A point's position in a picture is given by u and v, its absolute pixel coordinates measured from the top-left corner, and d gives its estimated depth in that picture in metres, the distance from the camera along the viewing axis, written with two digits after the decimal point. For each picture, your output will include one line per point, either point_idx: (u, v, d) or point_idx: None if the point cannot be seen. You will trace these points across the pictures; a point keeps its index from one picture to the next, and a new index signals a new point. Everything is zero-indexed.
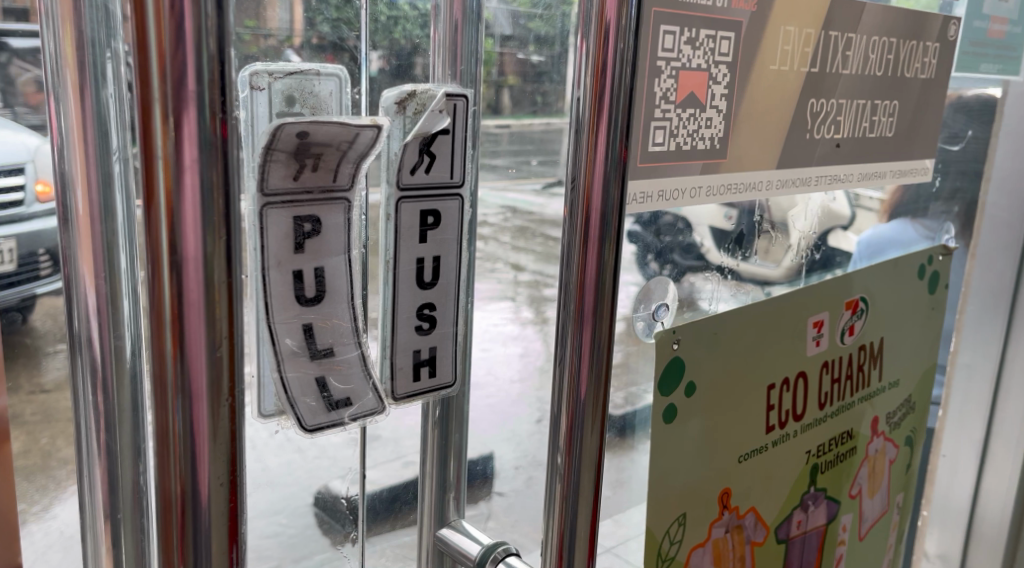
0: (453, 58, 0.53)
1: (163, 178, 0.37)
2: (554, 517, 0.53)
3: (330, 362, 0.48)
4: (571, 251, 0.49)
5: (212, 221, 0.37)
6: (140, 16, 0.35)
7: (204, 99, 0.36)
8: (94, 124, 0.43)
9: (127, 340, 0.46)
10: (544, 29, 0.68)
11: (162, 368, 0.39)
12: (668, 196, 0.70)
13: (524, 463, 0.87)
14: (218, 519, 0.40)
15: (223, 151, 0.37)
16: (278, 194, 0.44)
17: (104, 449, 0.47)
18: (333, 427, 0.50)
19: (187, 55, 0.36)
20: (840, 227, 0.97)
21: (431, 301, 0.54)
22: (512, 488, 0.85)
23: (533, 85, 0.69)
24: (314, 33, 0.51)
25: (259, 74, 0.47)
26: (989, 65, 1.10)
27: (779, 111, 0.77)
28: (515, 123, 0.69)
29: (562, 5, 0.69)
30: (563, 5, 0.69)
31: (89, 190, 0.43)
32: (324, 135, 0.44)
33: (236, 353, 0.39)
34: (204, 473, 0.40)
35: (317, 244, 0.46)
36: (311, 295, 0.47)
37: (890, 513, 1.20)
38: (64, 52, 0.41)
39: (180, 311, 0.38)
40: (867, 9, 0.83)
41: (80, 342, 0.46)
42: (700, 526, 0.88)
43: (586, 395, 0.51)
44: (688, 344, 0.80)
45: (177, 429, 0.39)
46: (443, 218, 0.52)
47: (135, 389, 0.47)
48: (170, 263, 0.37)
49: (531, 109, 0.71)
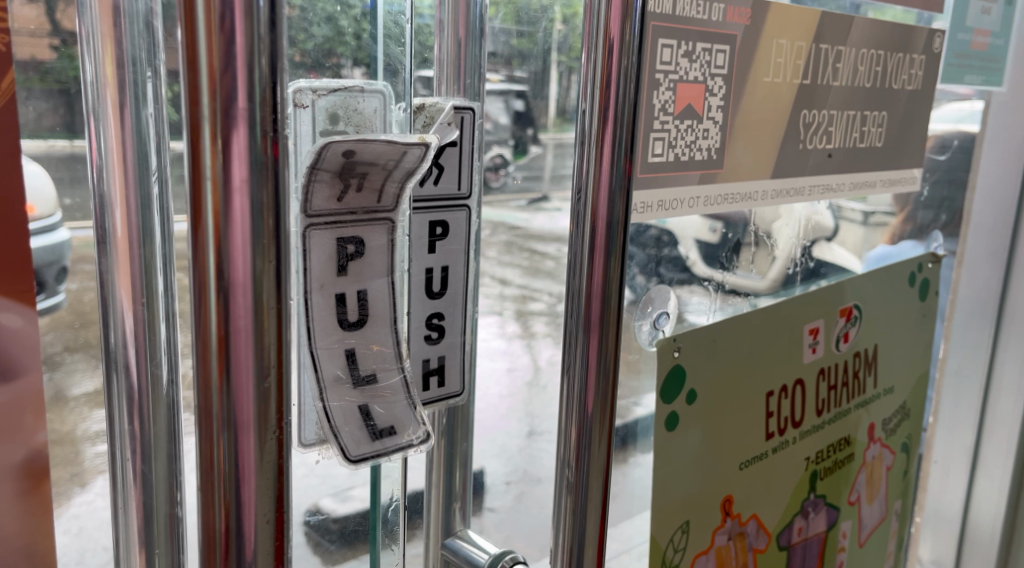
0: (458, 73, 0.54)
1: (211, 200, 0.34)
2: (564, 531, 0.53)
3: (374, 390, 0.46)
4: (578, 260, 0.49)
5: (262, 244, 0.35)
6: (190, 29, 0.33)
7: (255, 118, 0.33)
8: (134, 143, 0.42)
9: (163, 368, 0.45)
10: (527, 46, 0.68)
11: (207, 397, 0.36)
12: (667, 206, 0.72)
13: (514, 480, 0.86)
14: (263, 558, 0.37)
15: (275, 172, 0.34)
16: (321, 215, 0.42)
17: (141, 480, 0.45)
18: (384, 455, 0.48)
19: (238, 73, 0.33)
20: (823, 238, 0.98)
21: (440, 310, 0.55)
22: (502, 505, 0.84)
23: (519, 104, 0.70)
24: (296, 51, 0.47)
25: (303, 91, 0.46)
26: (973, 77, 1.12)
27: (771, 122, 0.79)
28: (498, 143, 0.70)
29: (545, 21, 0.69)
30: (546, 21, 0.69)
31: (128, 211, 0.42)
32: (370, 153, 0.41)
33: (284, 383, 0.36)
34: (250, 509, 0.37)
35: (360, 266, 0.44)
36: (354, 319, 0.45)
37: (889, 520, 1.21)
38: (104, 74, 0.41)
39: (227, 340, 0.35)
40: (855, 21, 0.85)
41: (115, 365, 0.45)
42: (702, 533, 0.89)
43: (594, 410, 0.51)
44: (689, 353, 0.81)
45: (222, 463, 0.36)
46: (450, 229, 0.53)
47: (172, 414, 0.45)
48: (218, 287, 0.35)
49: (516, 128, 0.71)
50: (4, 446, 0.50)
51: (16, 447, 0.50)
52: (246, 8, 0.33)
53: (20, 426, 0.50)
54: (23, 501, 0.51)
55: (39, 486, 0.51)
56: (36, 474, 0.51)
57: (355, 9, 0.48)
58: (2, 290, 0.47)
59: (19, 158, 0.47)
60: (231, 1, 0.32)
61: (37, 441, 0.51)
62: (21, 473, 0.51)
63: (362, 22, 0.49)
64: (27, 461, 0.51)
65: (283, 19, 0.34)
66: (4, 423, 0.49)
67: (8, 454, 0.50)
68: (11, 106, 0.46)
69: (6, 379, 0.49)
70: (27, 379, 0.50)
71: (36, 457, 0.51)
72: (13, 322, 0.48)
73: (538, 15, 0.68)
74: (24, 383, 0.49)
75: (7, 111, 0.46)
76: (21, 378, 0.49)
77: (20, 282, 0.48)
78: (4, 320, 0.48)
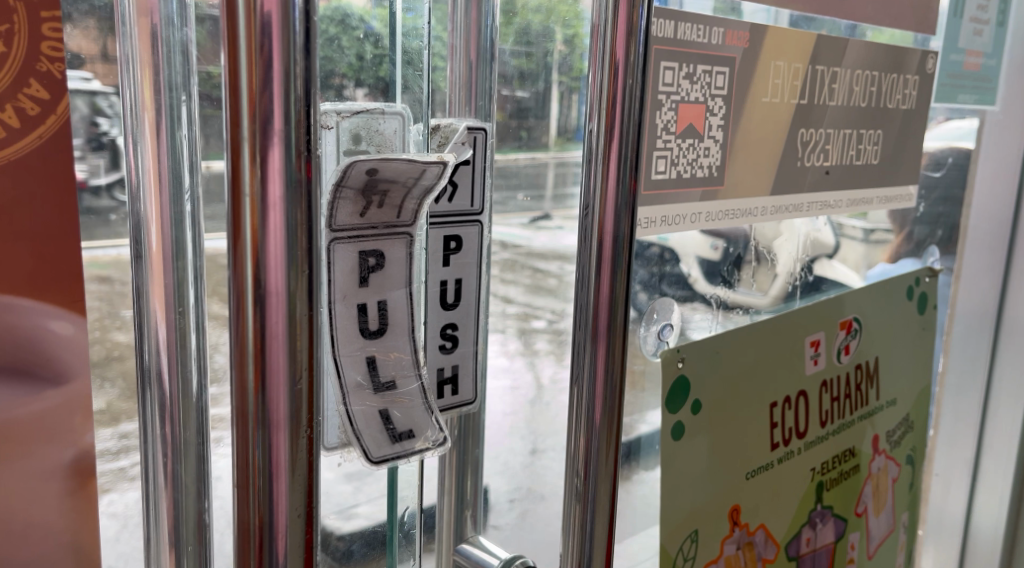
0: (470, 95, 0.56)
1: (249, 217, 0.37)
2: (572, 540, 0.55)
3: (393, 396, 0.49)
4: (585, 274, 0.51)
5: (296, 258, 0.37)
6: (232, 56, 0.35)
7: (290, 139, 0.36)
8: (169, 164, 0.44)
9: (193, 376, 0.47)
10: (528, 66, 0.71)
11: (243, 400, 0.38)
12: (670, 221, 0.74)
13: (518, 495, 0.87)
14: (294, 552, 0.40)
15: (308, 190, 0.37)
16: (345, 230, 0.44)
17: (171, 480, 0.47)
18: (402, 457, 0.50)
19: (275, 95, 0.36)
20: (824, 255, 1.01)
21: (454, 321, 0.57)
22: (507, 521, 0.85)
23: (516, 121, 0.71)
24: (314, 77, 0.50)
25: (329, 113, 0.49)
26: (965, 97, 1.16)
27: (770, 140, 0.82)
28: (500, 158, 0.71)
29: (544, 44, 0.71)
30: (545, 44, 0.72)
31: (163, 228, 0.44)
32: (391, 171, 0.44)
33: (315, 387, 0.39)
34: (282, 506, 0.39)
35: (380, 278, 0.46)
36: (374, 328, 0.47)
37: (896, 533, 1.23)
38: (142, 98, 0.43)
39: (263, 343, 0.38)
40: (850, 44, 0.87)
41: (150, 376, 0.47)
42: (711, 542, 0.91)
43: (600, 424, 0.52)
44: (694, 364, 0.84)
45: (257, 461, 0.39)
46: (464, 243, 0.56)
47: (201, 421, 0.47)
48: (255, 297, 0.37)
49: (516, 144, 0.72)
50: (52, 445, 0.52)
51: (64, 446, 0.53)
52: (283, 36, 0.35)
53: (69, 426, 0.53)
54: (71, 498, 0.54)
55: (85, 484, 0.54)
56: (82, 474, 0.54)
57: (358, 32, 0.50)
58: (55, 299, 0.51)
59: (74, 180, 0.50)
60: (270, 30, 0.35)
61: (84, 442, 0.53)
62: (68, 472, 0.53)
63: (366, 45, 0.51)
64: (74, 460, 0.53)
65: (316, 42, 0.36)
66: (52, 425, 0.52)
67: (56, 453, 0.53)
68: (67, 134, 0.49)
69: (57, 382, 0.52)
70: (76, 381, 0.53)
71: (84, 457, 0.54)
72: (64, 329, 0.52)
73: (537, 38, 0.71)
74: (73, 386, 0.52)
75: (60, 135, 0.49)
76: (72, 382, 0.52)
77: (71, 292, 0.51)
78: (58, 327, 0.51)
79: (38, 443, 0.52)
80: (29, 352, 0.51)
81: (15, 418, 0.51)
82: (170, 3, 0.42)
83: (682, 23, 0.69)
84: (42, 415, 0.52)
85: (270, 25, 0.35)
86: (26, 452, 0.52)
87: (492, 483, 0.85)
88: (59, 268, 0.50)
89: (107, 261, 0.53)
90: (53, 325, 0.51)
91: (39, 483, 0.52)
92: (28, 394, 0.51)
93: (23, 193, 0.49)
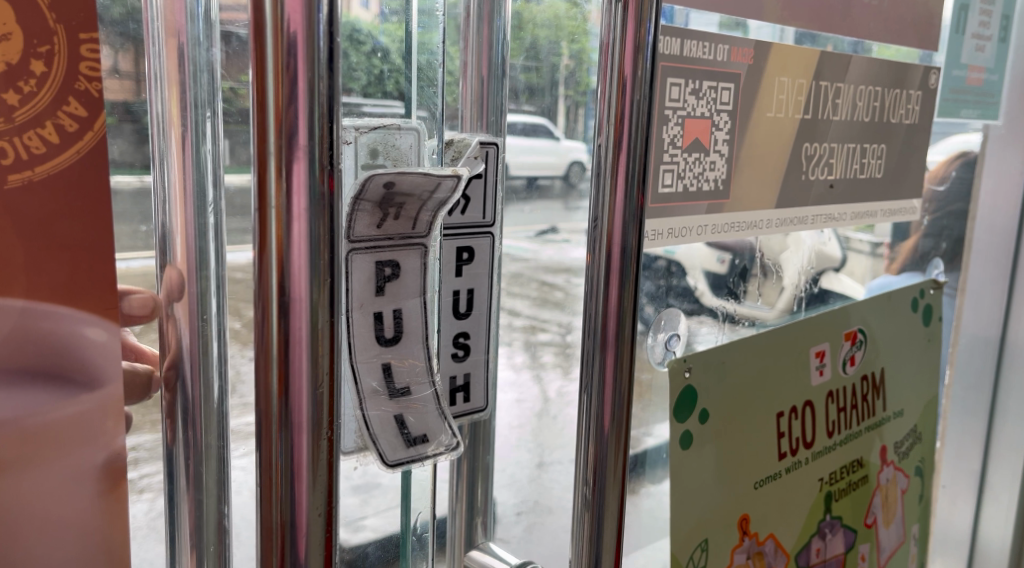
0: (482, 111, 0.58)
1: (275, 227, 0.38)
2: (581, 544, 0.56)
3: (408, 401, 0.50)
4: (594, 285, 0.52)
5: (318, 269, 0.39)
6: (260, 77, 0.37)
7: (313, 155, 0.38)
8: (194, 176, 0.47)
9: (214, 381, 0.50)
10: (536, 80, 0.73)
11: (267, 402, 0.40)
12: (676, 233, 0.76)
13: (525, 509, 0.87)
14: (315, 548, 0.41)
15: (330, 203, 0.39)
16: (362, 241, 0.46)
17: (194, 481, 0.51)
18: (416, 461, 0.52)
19: (300, 112, 0.37)
20: (832, 268, 1.03)
21: (465, 330, 0.59)
22: (515, 534, 0.86)
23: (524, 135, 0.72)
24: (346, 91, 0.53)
25: (347, 129, 0.50)
26: (967, 111, 1.17)
27: (774, 154, 0.84)
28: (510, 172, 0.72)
29: (551, 58, 0.73)
30: (552, 58, 0.73)
31: (188, 238, 0.48)
32: (408, 184, 0.45)
33: (335, 391, 0.40)
34: (304, 506, 0.41)
35: (396, 287, 0.48)
36: (390, 336, 0.49)
37: (908, 544, 1.23)
38: (171, 114, 0.46)
39: (287, 350, 0.39)
40: (853, 60, 0.89)
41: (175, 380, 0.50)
42: (722, 552, 0.92)
43: (609, 434, 0.54)
44: (700, 375, 0.85)
45: (279, 463, 0.40)
46: (475, 254, 0.58)
47: (222, 426, 0.51)
48: (279, 304, 0.39)
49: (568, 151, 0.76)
50: (84, 450, 0.50)
51: (94, 448, 0.50)
52: (308, 54, 0.37)
53: (99, 430, 0.50)
54: (102, 502, 0.51)
55: (117, 485, 0.52)
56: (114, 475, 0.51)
57: (366, 47, 0.53)
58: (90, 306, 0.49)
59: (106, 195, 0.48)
60: (296, 50, 0.37)
61: (115, 444, 0.51)
62: (99, 473, 0.51)
63: (374, 59, 0.54)
64: (107, 463, 0.51)
65: (338, 59, 0.38)
66: (77, 432, 0.50)
67: (86, 455, 0.50)
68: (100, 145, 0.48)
69: (91, 387, 0.50)
70: (110, 385, 0.50)
71: (116, 459, 0.51)
72: (98, 337, 0.49)
73: (546, 52, 0.73)
74: (106, 391, 0.50)
75: (98, 151, 0.48)
76: (104, 386, 0.50)
77: (106, 299, 0.49)
78: (91, 333, 0.49)
79: (68, 449, 0.50)
80: (58, 359, 0.49)
81: (46, 422, 0.49)
82: (197, 23, 0.46)
83: (688, 40, 0.71)
84: (70, 422, 0.50)
85: (296, 45, 0.37)
86: (57, 456, 0.50)
87: (499, 497, 0.84)
88: (95, 275, 0.49)
89: None
90: (87, 333, 0.49)
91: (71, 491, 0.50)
92: (59, 400, 0.49)
93: (59, 206, 0.47)
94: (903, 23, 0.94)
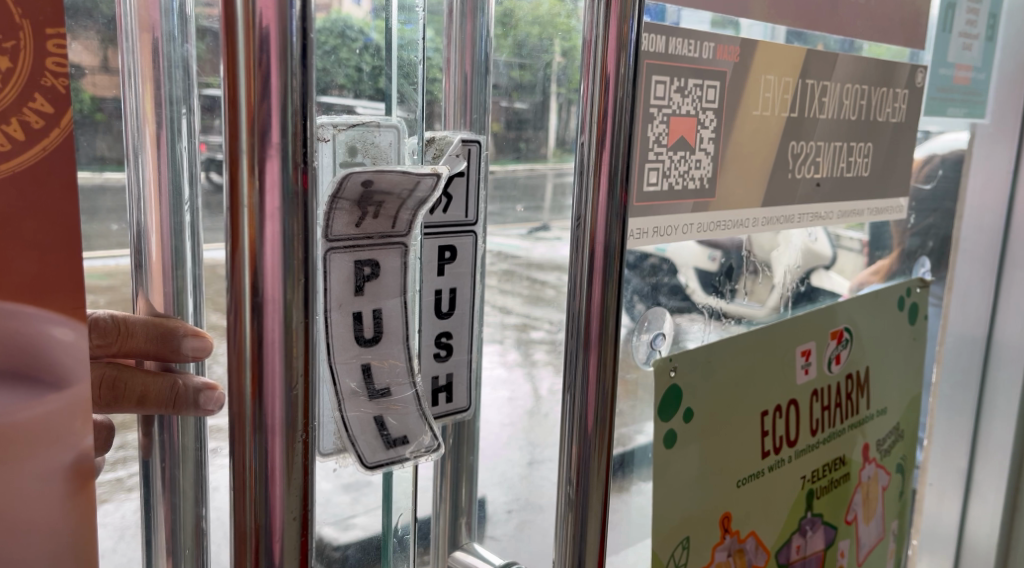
0: (465, 109, 0.57)
1: (248, 227, 0.38)
2: (563, 546, 0.55)
3: (388, 402, 0.50)
4: (577, 285, 0.52)
5: (292, 268, 0.38)
6: (232, 73, 0.37)
7: (287, 152, 0.37)
8: (169, 174, 0.48)
9: (191, 367, 0.51)
10: (526, 77, 0.72)
11: (240, 404, 0.39)
12: (661, 232, 0.75)
13: (515, 507, 0.86)
14: (290, 553, 0.40)
15: (304, 201, 0.38)
16: (341, 240, 0.45)
17: (169, 484, 0.51)
18: (395, 463, 0.51)
19: (273, 107, 0.37)
20: (821, 266, 1.02)
21: (448, 330, 0.58)
22: (504, 533, 0.85)
23: (515, 132, 0.72)
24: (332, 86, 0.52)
25: (324, 126, 0.50)
26: (954, 110, 1.17)
27: (761, 152, 0.83)
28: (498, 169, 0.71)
29: (544, 57, 0.72)
30: (545, 57, 0.73)
31: (163, 236, 0.48)
32: (386, 183, 0.45)
33: (310, 393, 0.40)
34: (277, 508, 0.40)
35: (376, 287, 0.47)
36: (369, 336, 0.48)
37: (886, 540, 1.23)
38: (145, 111, 0.47)
39: (260, 351, 0.39)
40: (839, 59, 0.89)
41: None
42: (703, 549, 0.91)
43: (593, 434, 0.53)
44: (685, 373, 0.85)
45: (252, 465, 0.40)
46: (458, 253, 0.57)
47: (199, 427, 0.51)
48: (252, 304, 0.38)
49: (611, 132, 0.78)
50: (49, 454, 0.44)
51: (63, 448, 0.44)
52: (281, 50, 0.36)
53: (68, 428, 0.44)
54: (70, 507, 0.45)
55: (85, 487, 0.45)
56: (81, 477, 0.45)
57: (357, 44, 0.52)
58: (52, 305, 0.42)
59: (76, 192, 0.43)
60: (268, 45, 0.36)
61: (84, 446, 0.45)
62: (67, 474, 0.45)
63: (365, 55, 0.53)
64: (74, 465, 0.45)
65: (313, 56, 0.37)
66: (43, 434, 0.44)
67: (54, 455, 0.44)
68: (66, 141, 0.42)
69: (57, 389, 0.43)
70: (78, 385, 0.44)
71: (84, 460, 0.45)
72: (65, 337, 0.43)
73: (537, 51, 0.72)
74: (72, 392, 0.44)
75: (66, 149, 0.42)
76: (71, 387, 0.44)
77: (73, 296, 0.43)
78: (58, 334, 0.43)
79: (30, 455, 0.43)
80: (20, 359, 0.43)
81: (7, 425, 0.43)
82: (171, 19, 0.46)
83: (674, 38, 0.71)
84: (34, 425, 0.43)
85: (268, 40, 0.36)
86: (17, 461, 0.43)
87: (489, 495, 0.83)
88: (58, 270, 0.43)
89: (104, 272, 0.54)
90: (54, 332, 0.43)
91: (34, 502, 0.44)
92: (20, 404, 0.43)
93: (21, 197, 0.41)
94: (890, 21, 0.93)
